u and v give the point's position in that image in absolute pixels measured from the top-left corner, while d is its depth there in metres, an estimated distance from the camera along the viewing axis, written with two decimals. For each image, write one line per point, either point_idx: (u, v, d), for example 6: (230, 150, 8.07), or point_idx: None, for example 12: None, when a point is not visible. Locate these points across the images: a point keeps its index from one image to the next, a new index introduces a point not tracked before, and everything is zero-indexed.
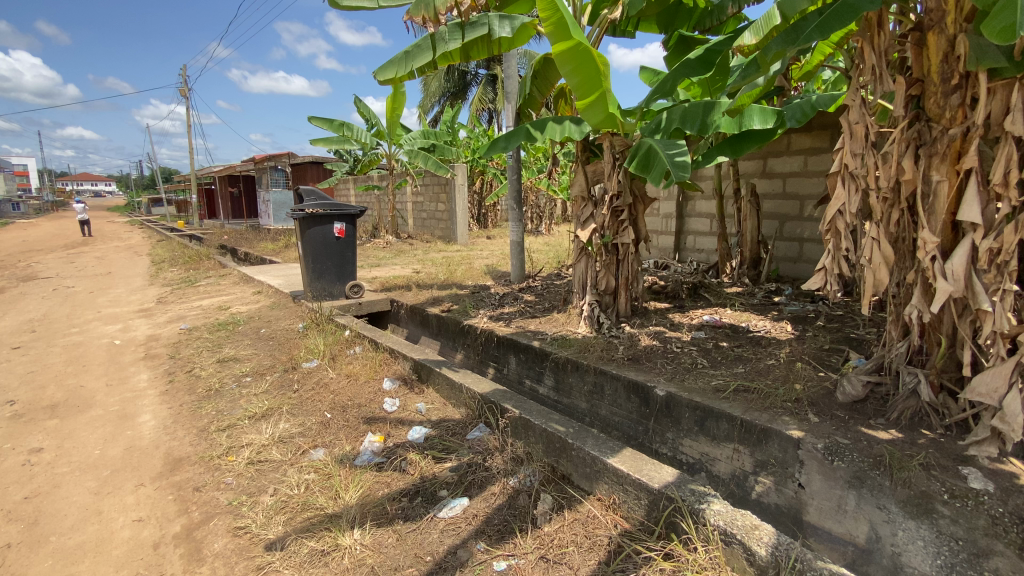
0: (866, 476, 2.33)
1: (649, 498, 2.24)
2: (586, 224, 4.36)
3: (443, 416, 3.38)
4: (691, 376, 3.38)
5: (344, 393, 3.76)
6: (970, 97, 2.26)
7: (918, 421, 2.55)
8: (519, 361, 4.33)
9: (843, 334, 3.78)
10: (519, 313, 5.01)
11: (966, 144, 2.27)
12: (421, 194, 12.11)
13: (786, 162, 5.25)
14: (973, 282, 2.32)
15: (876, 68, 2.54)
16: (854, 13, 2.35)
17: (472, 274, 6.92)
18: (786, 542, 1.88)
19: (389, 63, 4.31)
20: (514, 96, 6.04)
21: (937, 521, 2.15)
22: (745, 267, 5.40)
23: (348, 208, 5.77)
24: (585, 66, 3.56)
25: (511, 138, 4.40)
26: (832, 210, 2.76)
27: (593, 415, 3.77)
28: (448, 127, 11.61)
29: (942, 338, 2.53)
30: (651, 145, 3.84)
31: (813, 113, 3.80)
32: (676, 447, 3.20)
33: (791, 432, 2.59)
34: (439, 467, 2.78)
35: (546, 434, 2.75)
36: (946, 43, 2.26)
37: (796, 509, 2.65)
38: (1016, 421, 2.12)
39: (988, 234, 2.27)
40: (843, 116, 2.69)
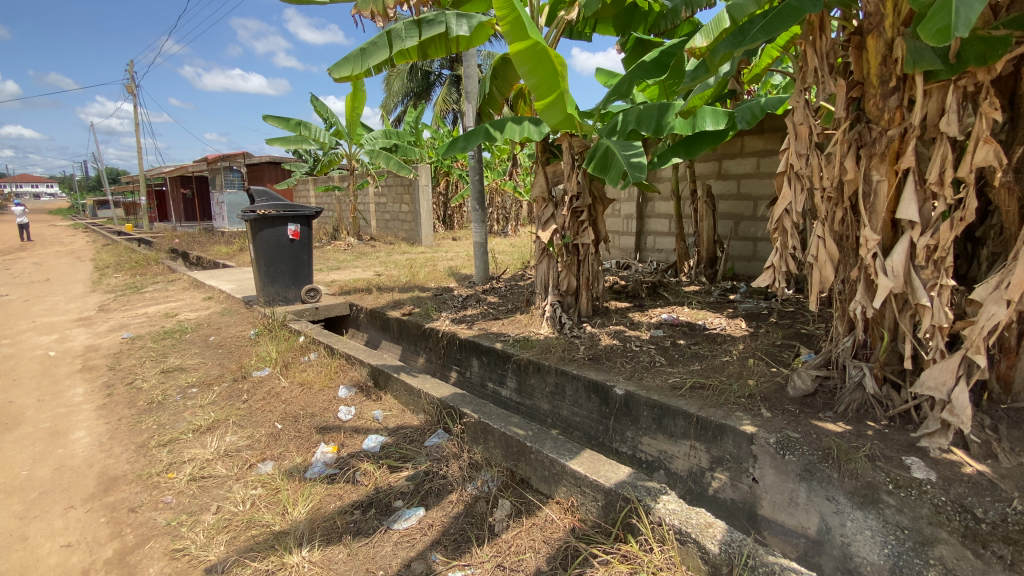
0: (816, 469, 2.38)
1: (606, 499, 2.22)
2: (547, 224, 4.36)
3: (400, 423, 3.28)
4: (649, 375, 3.40)
5: (297, 402, 3.61)
6: (907, 99, 2.35)
7: (863, 413, 2.63)
8: (481, 364, 4.27)
9: (795, 329, 3.89)
10: (482, 315, 4.95)
11: (904, 144, 2.36)
12: (383, 195, 11.88)
13: (740, 163, 5.39)
14: (912, 278, 2.41)
15: (819, 70, 2.63)
16: (797, 16, 2.42)
17: (435, 276, 6.81)
18: (738, 539, 1.90)
19: (344, 60, 4.15)
20: (474, 96, 5.98)
21: (883, 511, 2.20)
22: (702, 267, 5.52)
23: (302, 210, 5.56)
24: (542, 66, 3.53)
25: (470, 138, 4.33)
26: (779, 209, 2.83)
27: (555, 417, 3.75)
28: (410, 127, 11.44)
29: (884, 332, 2.62)
30: (608, 146, 3.86)
31: (762, 115, 3.89)
32: (635, 445, 3.21)
33: (744, 427, 2.64)
34: (395, 477, 2.69)
35: (505, 437, 2.70)
36: (884, 46, 2.33)
37: (750, 504, 2.69)
38: (964, 413, 2.20)
39: (925, 231, 2.36)
40: (788, 118, 2.76)
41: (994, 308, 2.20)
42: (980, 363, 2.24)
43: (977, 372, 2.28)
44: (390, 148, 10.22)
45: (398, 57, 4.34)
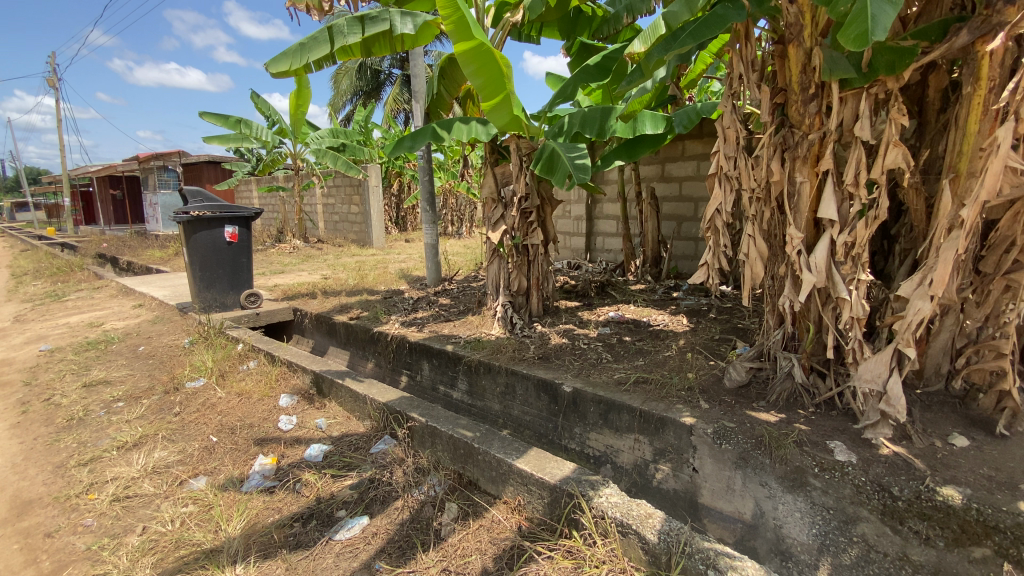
0: (750, 456, 2.49)
1: (551, 496, 2.24)
2: (497, 225, 4.36)
3: (345, 431, 3.19)
4: (596, 371, 3.47)
5: (234, 414, 3.44)
6: (826, 105, 2.49)
7: (793, 401, 2.78)
8: (432, 367, 4.21)
9: (732, 324, 4.07)
10: (432, 317, 4.89)
11: (823, 148, 2.51)
12: (331, 196, 11.53)
13: (681, 166, 5.58)
14: (833, 274, 2.56)
15: (745, 77, 2.77)
16: (723, 25, 2.56)
17: (385, 279, 6.67)
18: (677, 528, 1.97)
19: (282, 54, 4.00)
20: (422, 96, 5.91)
21: (811, 493, 2.32)
22: (647, 266, 5.73)
23: (241, 211, 5.30)
24: (488, 67, 3.53)
25: (417, 138, 4.26)
26: (711, 209, 2.96)
27: (506, 417, 3.75)
28: (360, 126, 11.16)
29: (810, 324, 2.78)
30: (553, 148, 3.90)
31: (699, 120, 4.04)
32: (583, 441, 3.26)
33: (684, 419, 2.74)
34: (338, 486, 2.61)
35: (452, 440, 2.67)
36: (804, 55, 2.47)
37: (691, 493, 2.79)
38: (899, 403, 2.33)
39: (843, 229, 2.52)
40: (719, 122, 2.90)
41: (920, 303, 2.33)
42: (910, 355, 2.39)
43: (896, 361, 2.45)
44: (337, 147, 9.93)
45: (341, 53, 4.22)
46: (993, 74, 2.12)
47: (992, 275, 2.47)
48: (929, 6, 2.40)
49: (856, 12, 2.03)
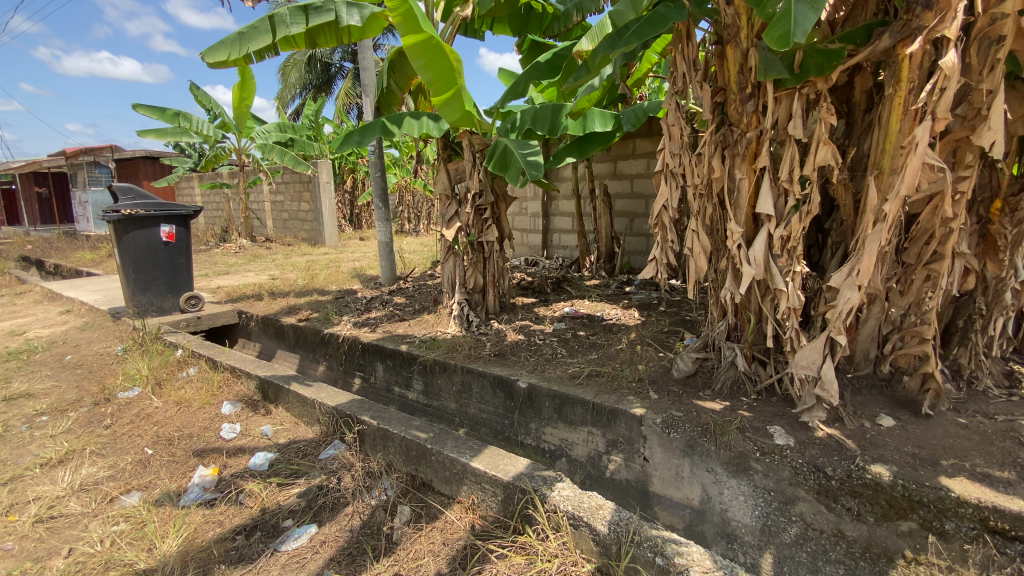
0: (696, 444, 2.58)
1: (504, 492, 2.24)
2: (451, 222, 4.30)
3: (292, 437, 3.08)
4: (550, 366, 3.49)
5: (171, 424, 3.25)
6: (762, 104, 2.58)
7: (736, 389, 2.90)
8: (386, 368, 4.12)
9: (681, 317, 4.20)
10: (387, 317, 4.79)
11: (760, 146, 2.61)
12: (280, 193, 11.10)
13: (632, 164, 5.69)
14: (771, 266, 2.67)
15: (687, 75, 2.85)
16: (665, 24, 2.61)
17: (337, 279, 6.48)
18: (626, 517, 2.01)
19: (219, 44, 3.78)
20: (372, 90, 5.77)
21: (753, 477, 2.42)
22: (602, 261, 5.84)
23: (178, 209, 4.99)
24: (438, 61, 3.47)
25: (366, 132, 4.15)
26: (658, 205, 3.04)
27: (462, 416, 3.72)
28: (309, 121, 10.78)
29: (751, 315, 2.89)
30: (505, 144, 3.88)
31: (646, 119, 4.13)
32: (539, 436, 3.28)
33: (635, 410, 2.81)
34: (284, 495, 2.52)
35: (405, 442, 2.62)
36: (741, 56, 2.56)
37: (642, 482, 2.86)
38: (832, 387, 2.48)
39: (779, 224, 2.64)
40: (663, 120, 2.97)
41: (849, 294, 2.47)
42: (841, 342, 2.54)
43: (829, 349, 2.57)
44: (285, 142, 9.54)
45: (284, 43, 4.02)
46: (913, 76, 2.24)
47: (913, 266, 2.64)
48: (855, 11, 2.54)
49: (780, 14, 2.12)
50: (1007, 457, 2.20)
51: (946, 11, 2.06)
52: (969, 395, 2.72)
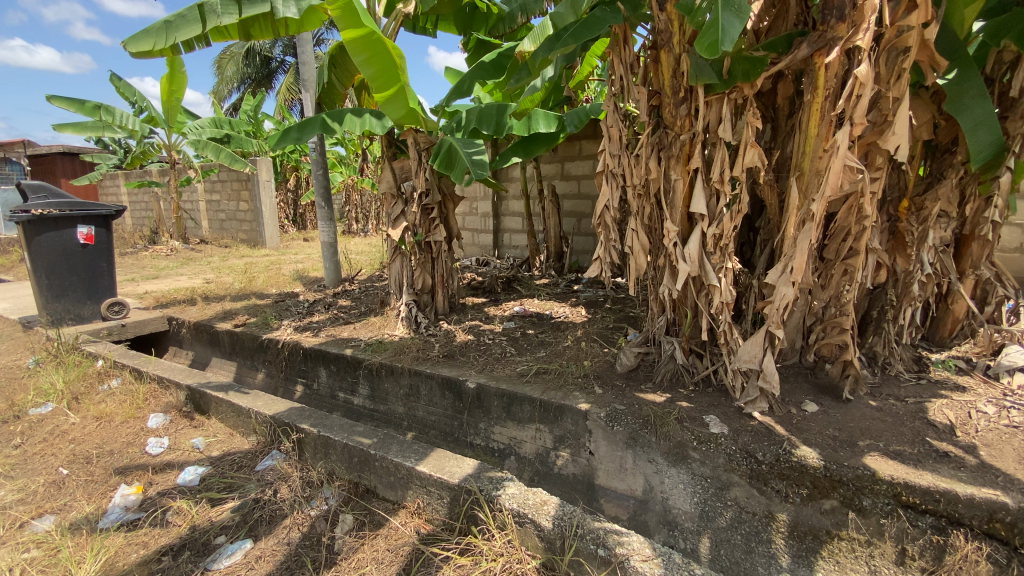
0: (638, 436, 2.66)
1: (450, 494, 2.23)
2: (397, 222, 4.20)
3: (227, 449, 2.93)
4: (499, 366, 3.50)
5: (90, 441, 3.02)
6: (694, 108, 2.69)
7: (675, 380, 3.02)
8: (329, 373, 3.99)
9: (626, 313, 4.32)
10: (331, 320, 4.64)
11: (693, 148, 2.73)
12: (215, 192, 10.52)
13: (579, 165, 5.80)
14: (704, 263, 2.80)
15: (624, 79, 2.94)
16: (602, 27, 2.69)
17: (277, 282, 6.21)
18: (569, 511, 2.05)
19: (142, 33, 3.52)
20: (313, 85, 5.58)
21: (691, 465, 2.52)
22: (551, 261, 5.94)
23: (97, 209, 4.62)
24: (380, 57, 3.40)
25: (305, 129, 3.99)
26: (600, 205, 3.12)
27: (411, 419, 3.66)
28: (248, 117, 10.29)
29: (687, 310, 3.01)
30: (451, 143, 3.83)
31: (588, 120, 4.22)
32: (488, 436, 3.28)
33: (580, 405, 2.86)
34: (216, 511, 2.40)
35: (347, 449, 2.54)
36: (674, 60, 2.65)
37: (588, 475, 2.92)
38: (774, 378, 2.61)
39: (711, 223, 2.76)
40: (603, 121, 3.05)
41: (784, 289, 2.61)
42: (778, 336, 2.68)
43: (762, 341, 2.71)
44: (220, 138, 9.03)
45: (215, 33, 3.81)
46: (828, 84, 2.38)
47: (832, 261, 2.83)
48: (777, 22, 2.67)
49: (709, 23, 2.20)
50: (916, 436, 2.40)
51: (858, 24, 2.20)
52: (883, 379, 2.94)
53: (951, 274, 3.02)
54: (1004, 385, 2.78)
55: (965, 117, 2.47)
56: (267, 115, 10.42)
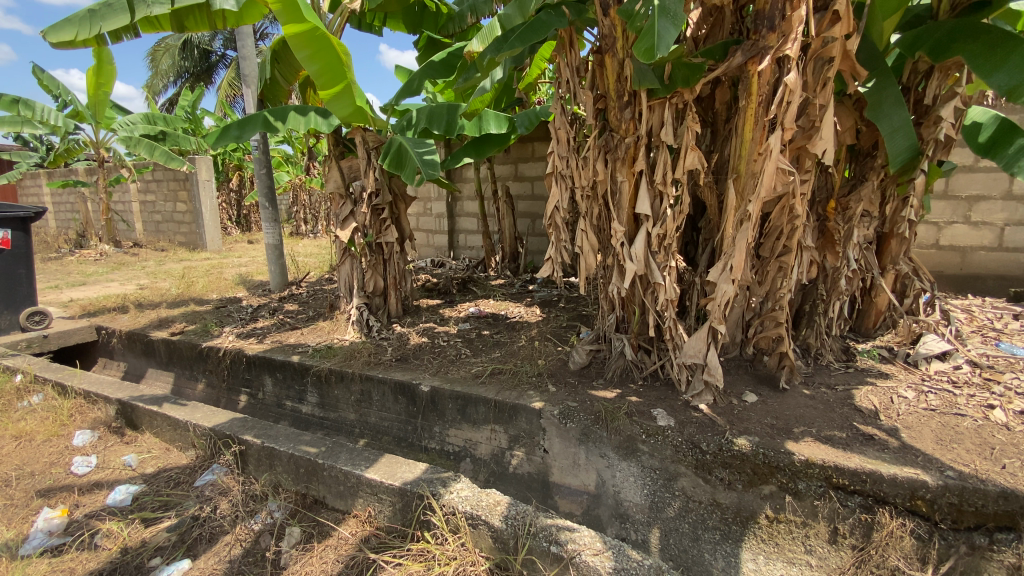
0: (590, 431, 2.71)
1: (402, 500, 2.19)
2: (346, 223, 4.09)
3: (162, 465, 2.77)
4: (454, 368, 3.47)
5: (7, 463, 2.79)
6: (638, 112, 2.77)
7: (625, 376, 3.10)
8: (275, 381, 3.85)
9: (579, 312, 4.39)
10: (277, 326, 4.46)
11: (637, 150, 2.81)
12: (151, 193, 9.91)
13: (532, 166, 5.84)
14: (650, 262, 2.88)
15: (571, 81, 2.99)
16: (548, 30, 2.73)
17: (219, 286, 5.92)
18: (522, 510, 2.07)
19: (63, 22, 3.28)
20: (255, 81, 5.35)
21: (640, 458, 2.60)
22: (506, 261, 5.96)
23: (14, 211, 4.27)
24: (324, 53, 3.28)
25: (246, 126, 3.83)
26: (550, 206, 3.16)
27: (363, 425, 3.57)
28: (186, 113, 9.75)
29: (636, 308, 3.09)
30: (400, 142, 3.76)
31: (538, 122, 4.26)
32: (443, 439, 3.25)
33: (534, 404, 2.89)
34: (151, 531, 2.27)
35: (293, 459, 2.46)
36: (618, 65, 2.71)
37: (543, 473, 2.95)
38: (718, 372, 2.72)
39: (656, 223, 2.85)
40: (551, 123, 3.09)
41: (724, 286, 2.72)
42: (720, 331, 2.79)
43: (705, 336, 2.81)
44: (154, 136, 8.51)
45: (145, 24, 3.59)
46: (761, 91, 2.50)
47: (768, 259, 2.96)
48: (714, 30, 2.77)
49: (647, 28, 2.26)
50: (844, 421, 2.57)
51: (787, 35, 2.33)
52: (816, 368, 3.13)
53: (874, 269, 3.25)
54: (921, 371, 3.02)
55: (884, 123, 2.64)
56: (206, 111, 9.89)
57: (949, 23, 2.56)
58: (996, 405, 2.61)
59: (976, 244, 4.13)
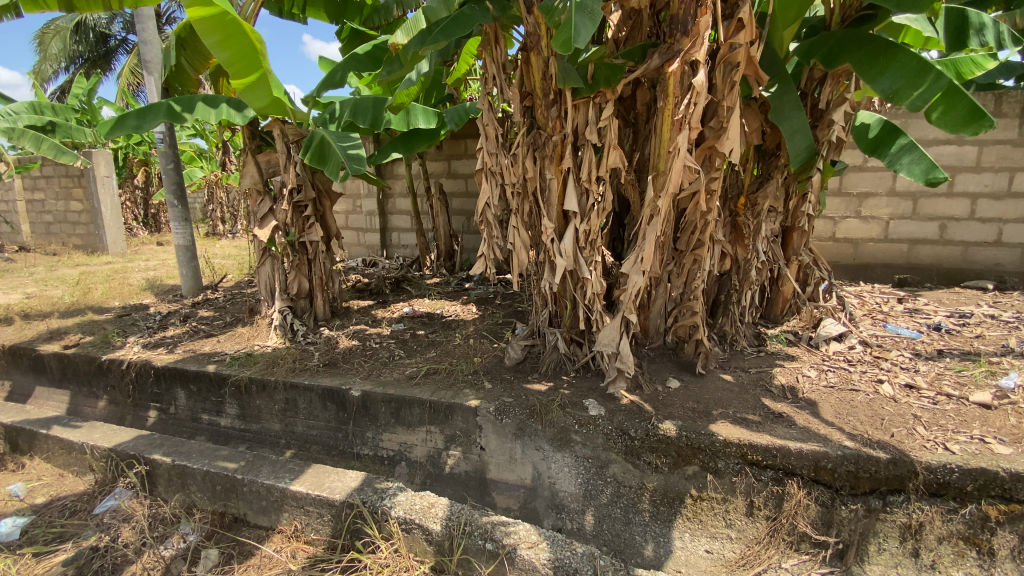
0: (525, 426, 2.74)
1: (331, 512, 2.11)
2: (265, 221, 3.86)
3: (56, 494, 2.53)
4: (386, 370, 3.38)
5: None
6: (562, 111, 2.81)
7: (559, 368, 3.17)
8: (189, 394, 3.57)
9: (514, 308, 4.42)
10: (189, 334, 4.14)
11: (564, 149, 2.85)
12: (38, 190, 8.88)
13: (465, 164, 5.81)
14: (578, 257, 2.95)
15: (498, 78, 2.99)
16: (471, 25, 2.70)
17: (122, 293, 5.41)
18: (456, 510, 2.06)
19: None
20: (159, 68, 4.91)
21: (574, 449, 2.66)
22: (441, 260, 5.88)
23: None
24: (235, 40, 3.04)
25: (146, 116, 3.51)
26: (482, 203, 3.15)
27: (289, 436, 3.39)
28: (80, 103, 8.80)
29: (567, 303, 3.14)
30: (323, 136, 3.58)
31: (468, 119, 4.22)
32: (376, 444, 3.16)
33: (470, 403, 2.87)
34: (42, 567, 2.06)
35: (208, 477, 2.31)
36: (543, 63, 2.73)
37: (480, 471, 2.94)
38: (629, 359, 2.84)
39: (583, 219, 2.92)
40: (479, 120, 3.07)
41: (635, 278, 2.83)
42: (632, 320, 2.91)
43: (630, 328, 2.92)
44: (41, 127, 7.62)
45: (26, 1, 3.17)
46: (676, 92, 2.60)
47: (685, 252, 3.11)
48: (633, 32, 2.86)
49: (565, 22, 2.31)
50: (757, 401, 2.77)
51: (697, 39, 2.44)
52: (731, 354, 3.35)
53: (780, 261, 3.52)
54: (822, 352, 3.31)
55: (785, 125, 2.84)
56: (104, 100, 8.98)
57: (840, 33, 2.79)
58: (885, 379, 2.92)
59: (866, 236, 4.58)
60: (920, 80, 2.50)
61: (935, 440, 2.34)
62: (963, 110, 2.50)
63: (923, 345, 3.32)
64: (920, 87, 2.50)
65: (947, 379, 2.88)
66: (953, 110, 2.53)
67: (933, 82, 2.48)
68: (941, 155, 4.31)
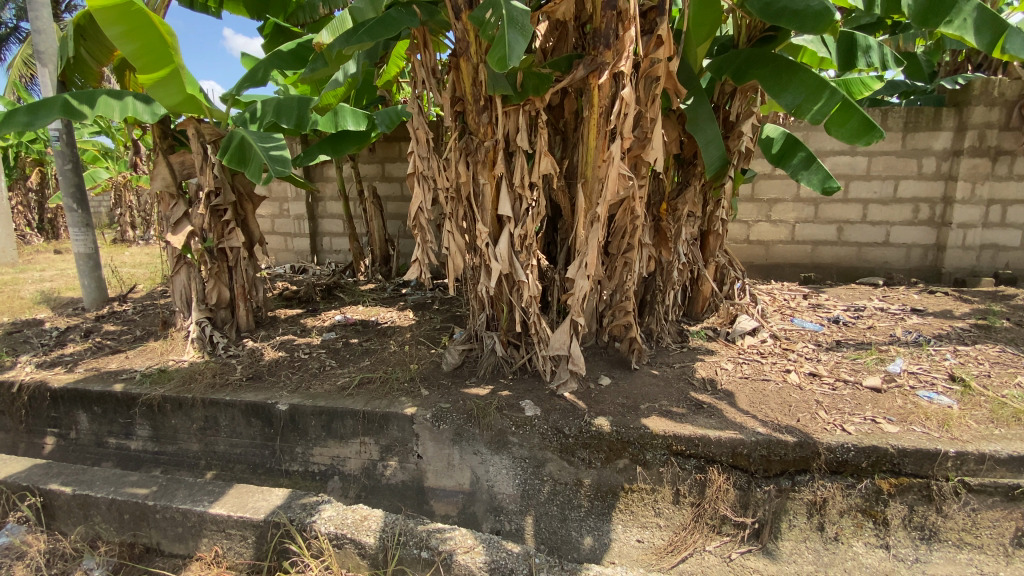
0: (462, 431, 2.74)
1: (255, 533, 2.01)
2: (179, 227, 3.61)
3: None
4: (317, 381, 3.26)
5: None
6: (494, 117, 2.84)
7: (496, 371, 3.19)
8: (92, 417, 3.27)
9: (451, 313, 4.41)
10: (92, 350, 3.78)
11: (496, 154, 2.88)
12: None
13: (400, 167, 5.72)
14: (513, 261, 2.99)
15: (428, 82, 2.98)
16: (399, 27, 2.67)
17: (11, 307, 4.85)
18: (391, 521, 2.03)
19: None
20: (53, 57, 4.46)
21: (511, 450, 2.70)
22: (376, 265, 5.75)
23: None
24: (143, 31, 2.84)
25: (37, 111, 3.17)
26: (414, 207, 3.11)
27: (209, 456, 3.18)
28: None
29: (503, 306, 3.18)
30: (243, 136, 3.39)
31: (399, 122, 4.19)
32: (306, 460, 3.04)
33: (406, 410, 2.83)
34: None
35: (116, 506, 2.14)
36: (473, 69, 2.76)
37: (417, 480, 2.90)
38: (581, 360, 2.92)
39: (517, 224, 2.97)
40: (409, 123, 3.03)
41: (580, 282, 2.91)
42: (580, 323, 2.96)
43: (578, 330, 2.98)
44: None
45: None
46: (602, 103, 2.70)
47: (615, 255, 3.24)
48: (560, 43, 2.96)
49: (498, 37, 2.33)
50: (681, 394, 2.93)
51: (620, 52, 2.56)
52: (658, 350, 3.53)
53: (700, 262, 3.74)
54: (738, 346, 3.55)
55: (701, 135, 3.04)
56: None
57: (745, 51, 3.04)
58: (792, 369, 3.19)
59: (776, 239, 4.97)
60: (819, 94, 2.76)
61: (834, 422, 2.59)
62: (857, 121, 2.78)
63: (825, 336, 3.65)
64: (819, 100, 2.76)
65: (845, 367, 3.18)
66: (848, 121, 2.81)
67: (829, 96, 2.74)
68: (837, 164, 4.76)
